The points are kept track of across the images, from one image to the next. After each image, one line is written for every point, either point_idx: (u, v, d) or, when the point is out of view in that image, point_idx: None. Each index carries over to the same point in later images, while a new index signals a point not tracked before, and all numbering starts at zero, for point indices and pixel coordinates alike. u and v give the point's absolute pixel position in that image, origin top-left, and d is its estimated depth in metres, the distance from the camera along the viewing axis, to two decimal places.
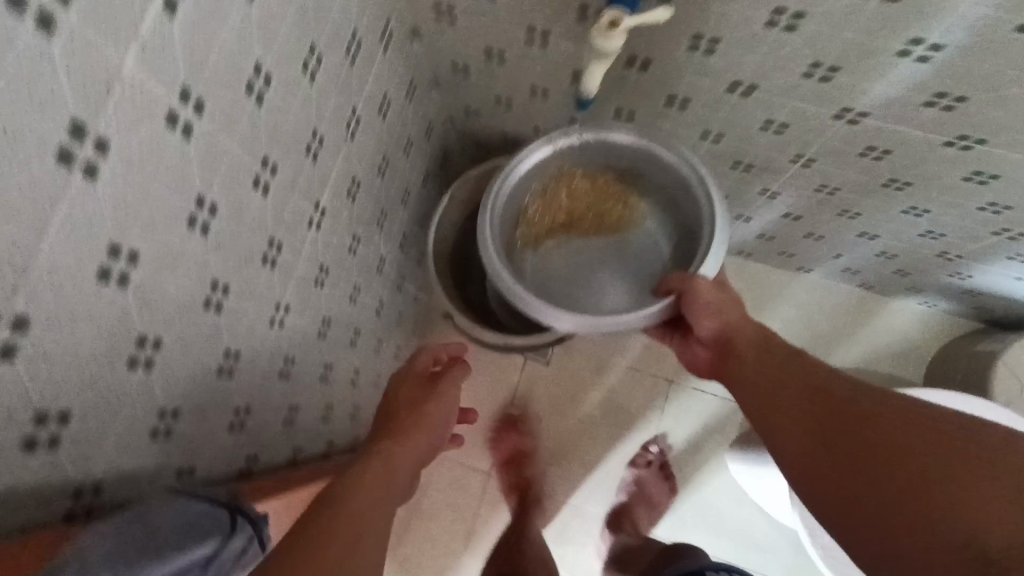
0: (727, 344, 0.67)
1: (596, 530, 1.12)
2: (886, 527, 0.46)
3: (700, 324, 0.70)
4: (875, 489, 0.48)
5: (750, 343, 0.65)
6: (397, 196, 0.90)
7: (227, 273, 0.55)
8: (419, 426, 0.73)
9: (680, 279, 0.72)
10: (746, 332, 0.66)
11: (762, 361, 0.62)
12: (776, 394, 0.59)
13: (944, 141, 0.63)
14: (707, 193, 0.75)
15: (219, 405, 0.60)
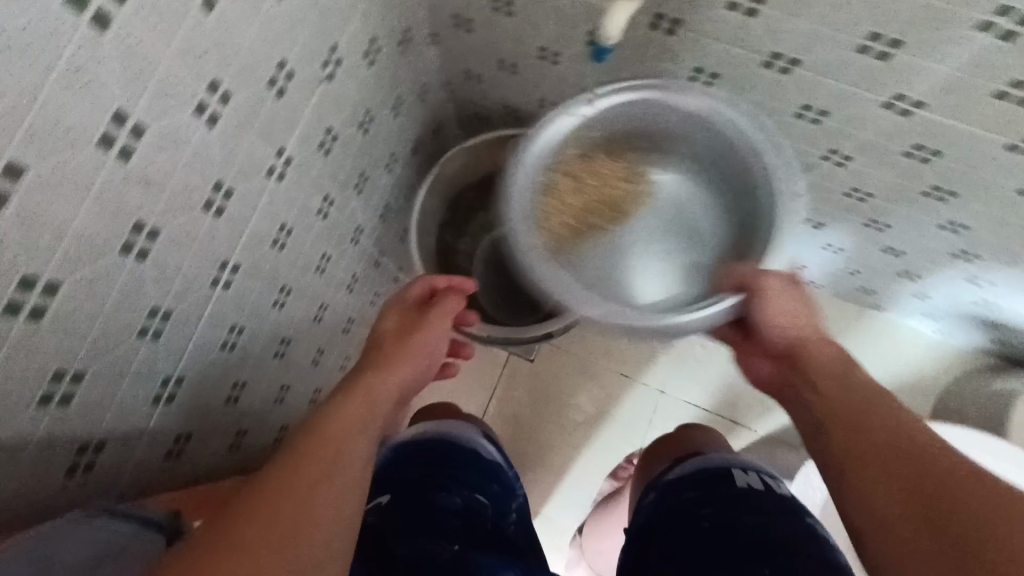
0: (799, 362, 0.60)
1: (568, 543, 1.05)
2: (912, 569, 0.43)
3: (768, 331, 0.63)
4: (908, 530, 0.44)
5: (823, 368, 0.57)
6: (381, 160, 0.81)
7: (156, 216, 0.46)
8: (398, 362, 0.66)
9: (754, 273, 0.65)
10: (826, 355, 0.58)
11: (829, 391, 0.55)
12: (847, 432, 0.51)
13: (1005, 143, 0.55)
14: (766, 171, 0.68)
15: (141, 372, 0.51)
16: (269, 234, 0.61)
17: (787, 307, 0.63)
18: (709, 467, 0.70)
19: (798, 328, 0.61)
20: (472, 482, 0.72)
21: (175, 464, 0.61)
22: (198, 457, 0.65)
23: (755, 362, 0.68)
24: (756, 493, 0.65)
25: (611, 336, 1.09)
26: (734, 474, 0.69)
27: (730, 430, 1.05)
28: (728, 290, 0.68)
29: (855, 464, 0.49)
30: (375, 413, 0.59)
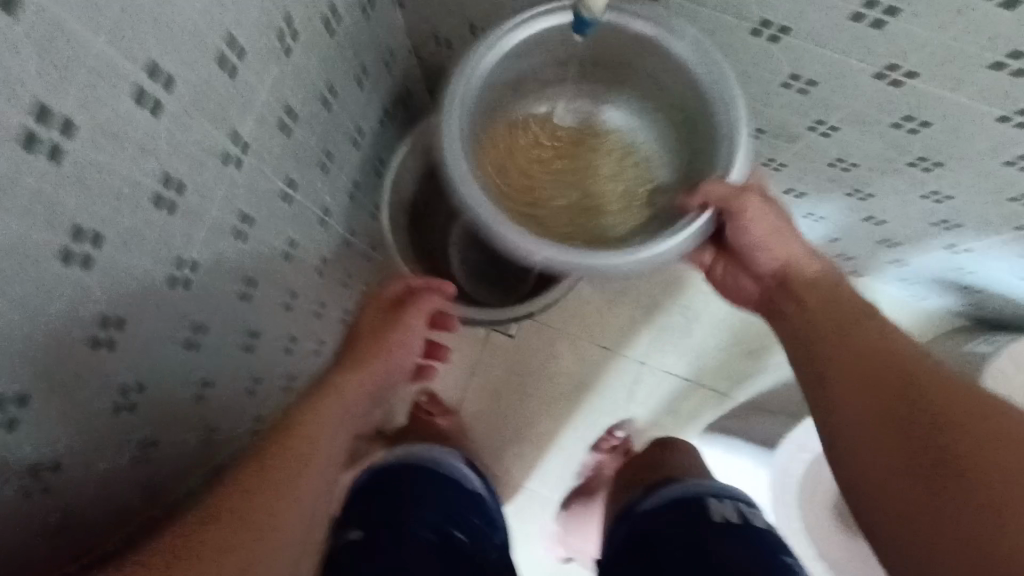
0: (788, 280, 0.63)
1: (550, 514, 1.06)
2: (902, 499, 0.46)
3: (748, 247, 0.64)
4: (895, 452, 0.47)
5: (816, 294, 0.60)
6: (348, 135, 0.76)
7: (97, 217, 0.41)
8: (363, 368, 0.67)
9: (724, 190, 0.61)
10: (817, 270, 0.62)
11: (818, 313, 0.59)
12: (819, 333, 0.58)
13: (998, 116, 0.54)
14: (722, 94, 0.60)
15: (98, 383, 0.48)
16: (229, 225, 0.57)
17: (770, 225, 0.62)
18: (684, 500, 0.73)
19: (779, 247, 0.63)
20: (449, 515, 0.72)
21: (143, 472, 0.58)
22: (170, 461, 0.62)
23: (739, 281, 0.71)
24: (734, 529, 0.68)
25: (592, 307, 1.08)
26: (711, 505, 0.71)
27: (709, 398, 1.06)
28: (694, 209, 0.63)
29: (835, 385, 0.54)
30: (339, 428, 0.60)
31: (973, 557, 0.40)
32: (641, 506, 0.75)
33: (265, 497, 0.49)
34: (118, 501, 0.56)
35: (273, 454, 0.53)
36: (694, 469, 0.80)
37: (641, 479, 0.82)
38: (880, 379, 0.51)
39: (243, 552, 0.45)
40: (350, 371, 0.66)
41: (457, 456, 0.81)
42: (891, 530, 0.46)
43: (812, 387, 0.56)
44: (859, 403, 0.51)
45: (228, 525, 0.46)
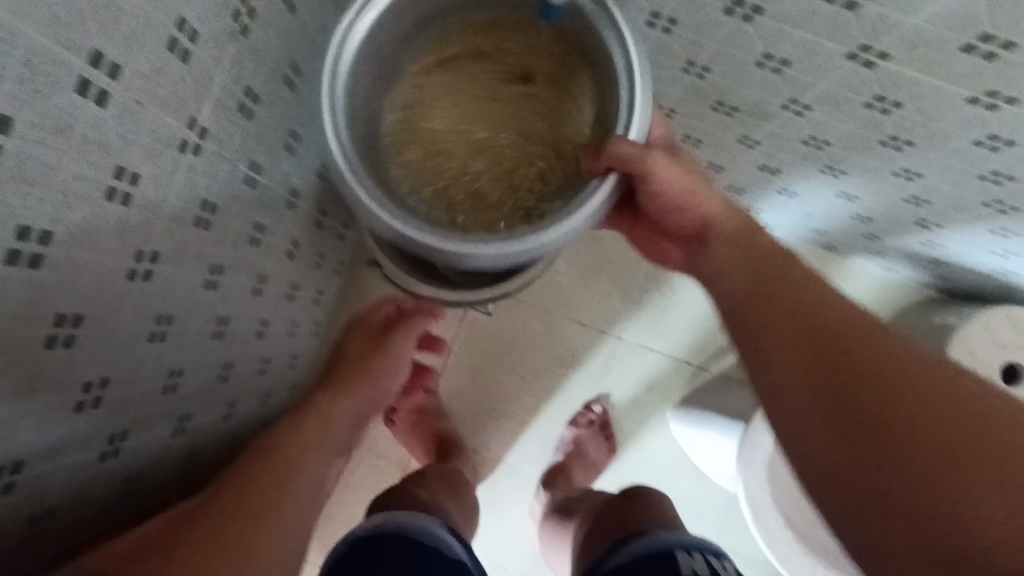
0: (706, 235, 0.63)
1: (531, 488, 1.08)
2: (860, 487, 0.47)
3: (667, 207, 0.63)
4: (851, 437, 0.48)
5: (729, 240, 0.62)
6: (314, 114, 0.74)
7: (46, 214, 0.40)
8: (351, 397, 0.74)
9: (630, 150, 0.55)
10: (727, 219, 0.63)
11: (752, 271, 0.59)
12: (756, 296, 0.57)
13: (968, 97, 0.54)
14: (628, 71, 0.57)
15: (58, 381, 0.47)
16: (191, 213, 0.55)
17: (670, 174, 0.59)
18: (651, 556, 0.67)
19: (699, 204, 0.62)
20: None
21: (114, 464, 0.58)
22: (142, 452, 0.62)
23: (663, 246, 0.70)
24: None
25: (569, 284, 1.08)
26: (679, 558, 0.66)
27: (685, 372, 1.07)
28: (600, 172, 0.57)
29: (780, 344, 0.54)
30: (322, 449, 0.66)
31: (927, 507, 0.44)
32: (609, 563, 0.71)
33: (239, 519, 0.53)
34: (91, 495, 0.56)
35: (261, 475, 0.58)
36: (660, 514, 0.77)
37: (606, 529, 0.78)
38: (816, 341, 0.53)
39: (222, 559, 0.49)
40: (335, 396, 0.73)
41: (438, 520, 0.76)
42: (841, 513, 0.48)
43: (757, 345, 0.56)
44: (804, 367, 0.52)
45: (227, 525, 0.51)
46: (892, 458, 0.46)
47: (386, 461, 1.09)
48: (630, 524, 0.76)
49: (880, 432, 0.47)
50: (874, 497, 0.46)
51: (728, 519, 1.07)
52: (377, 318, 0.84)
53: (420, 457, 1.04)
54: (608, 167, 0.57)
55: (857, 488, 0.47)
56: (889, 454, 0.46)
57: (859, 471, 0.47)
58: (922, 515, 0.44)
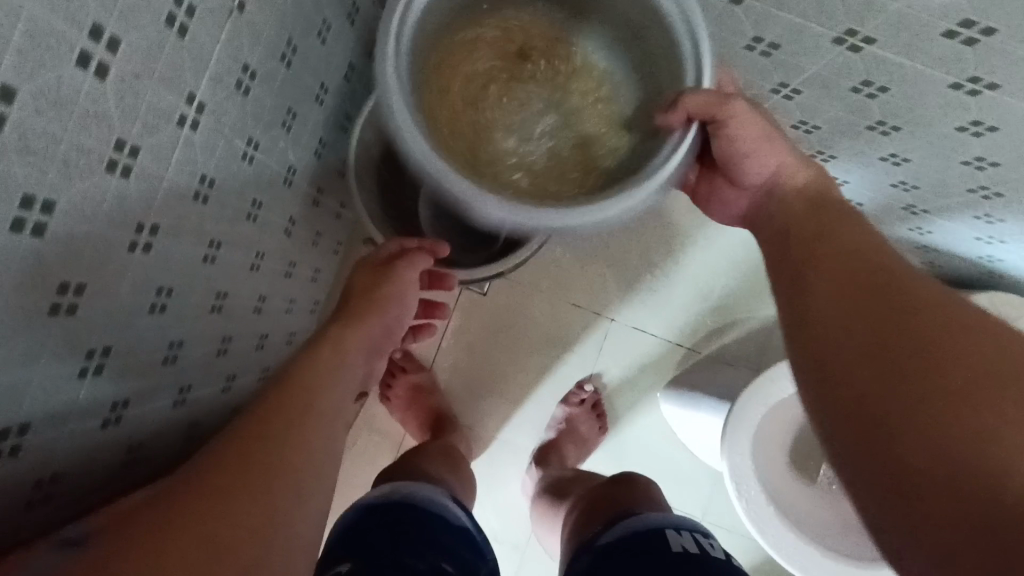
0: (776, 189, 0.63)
1: (522, 465, 1.10)
2: (871, 401, 0.44)
3: (748, 162, 0.64)
4: (876, 353, 0.45)
5: (801, 193, 0.62)
6: (311, 91, 0.75)
7: (48, 185, 0.41)
8: (363, 324, 0.70)
9: (709, 100, 0.58)
10: (810, 184, 0.62)
11: (806, 226, 0.58)
12: (816, 239, 0.57)
13: (951, 83, 0.55)
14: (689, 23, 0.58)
15: (64, 347, 0.48)
16: (189, 188, 0.56)
17: (756, 131, 0.61)
18: (645, 531, 0.69)
19: (773, 156, 0.63)
20: (442, 547, 0.69)
21: (116, 432, 0.60)
22: (143, 422, 0.64)
23: (724, 195, 0.70)
24: (693, 557, 0.65)
25: (564, 265, 1.09)
26: (669, 536, 0.68)
27: (676, 354, 1.09)
28: (679, 125, 0.60)
29: (823, 276, 0.53)
30: (340, 383, 0.60)
31: (948, 447, 0.39)
32: (602, 538, 0.72)
33: (266, 472, 0.46)
34: (95, 461, 0.58)
35: (257, 445, 0.48)
36: (647, 499, 0.78)
37: (601, 511, 0.78)
38: (863, 282, 0.50)
39: (273, 520, 0.44)
40: (341, 328, 0.68)
41: (442, 491, 0.78)
42: (841, 428, 0.45)
43: (799, 275, 0.55)
44: (845, 298, 0.50)
45: (204, 514, 0.41)
46: (921, 390, 0.42)
47: (381, 438, 1.11)
48: (619, 508, 0.77)
49: (909, 367, 0.43)
50: (886, 429, 0.42)
51: (714, 497, 1.09)
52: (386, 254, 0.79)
53: (414, 433, 1.06)
54: (681, 117, 0.59)
55: (874, 424, 0.43)
56: (905, 387, 0.42)
57: (879, 401, 0.43)
58: (945, 463, 0.39)
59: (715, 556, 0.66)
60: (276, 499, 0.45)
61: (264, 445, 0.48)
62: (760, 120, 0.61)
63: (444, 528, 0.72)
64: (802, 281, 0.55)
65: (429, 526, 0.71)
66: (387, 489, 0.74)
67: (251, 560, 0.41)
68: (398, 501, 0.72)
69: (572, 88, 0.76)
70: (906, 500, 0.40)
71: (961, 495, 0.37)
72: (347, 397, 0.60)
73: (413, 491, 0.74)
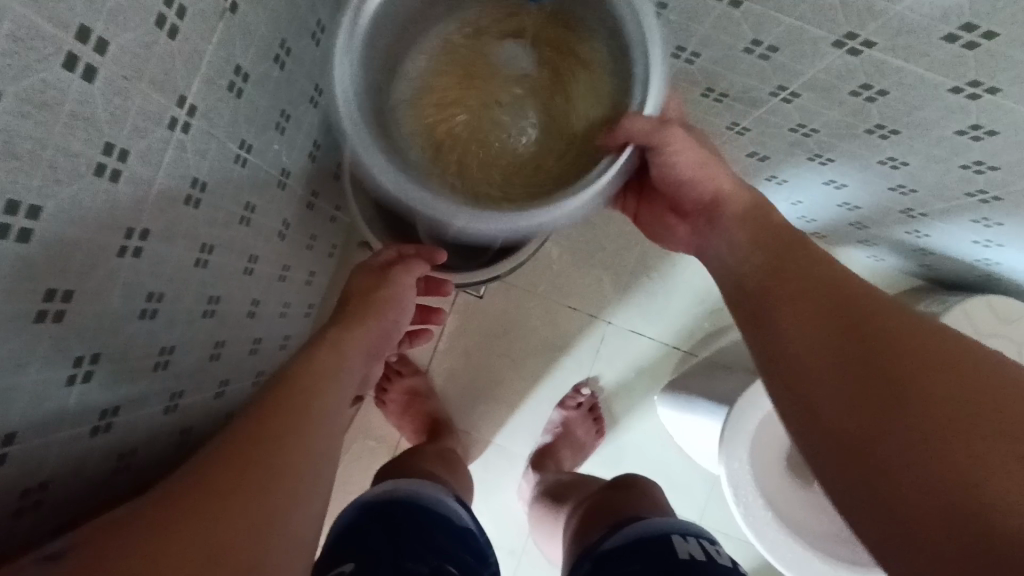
0: (717, 214, 0.62)
1: (519, 469, 1.10)
2: (861, 437, 0.43)
3: (684, 184, 0.63)
4: (859, 387, 0.44)
5: (741, 214, 0.60)
6: (305, 93, 0.74)
7: (35, 189, 0.40)
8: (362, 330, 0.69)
9: (642, 126, 0.58)
10: (745, 205, 0.61)
11: (770, 249, 0.56)
12: (774, 261, 0.55)
13: (951, 87, 0.55)
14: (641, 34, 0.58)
15: (51, 353, 0.47)
16: (180, 191, 0.55)
17: (695, 158, 0.61)
18: (649, 537, 0.67)
19: (714, 179, 0.62)
20: (443, 551, 0.68)
21: (106, 439, 0.59)
22: (134, 429, 0.63)
23: (669, 223, 0.70)
24: (699, 565, 0.63)
25: (560, 268, 1.09)
26: (674, 541, 0.66)
27: (674, 357, 1.09)
28: (614, 146, 0.60)
29: (794, 304, 0.52)
30: (338, 382, 0.60)
31: (940, 468, 0.38)
32: (606, 542, 0.70)
33: (260, 472, 0.46)
34: (85, 469, 0.57)
35: (256, 440, 0.48)
36: (647, 502, 0.77)
37: (600, 517, 0.77)
38: (837, 308, 0.49)
39: (270, 514, 0.44)
40: (341, 330, 0.67)
41: (441, 492, 0.77)
42: (831, 464, 0.44)
43: (767, 302, 0.54)
44: (822, 327, 0.49)
45: (201, 507, 0.41)
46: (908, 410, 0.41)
47: (377, 442, 1.10)
48: (617, 513, 0.76)
49: (890, 384, 0.43)
50: (879, 464, 0.41)
51: (712, 501, 1.09)
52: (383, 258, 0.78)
53: (410, 438, 1.05)
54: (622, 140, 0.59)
55: (866, 459, 0.42)
56: (889, 408, 0.42)
57: (868, 422, 0.43)
58: (940, 498, 0.38)
59: (722, 562, 0.64)
60: (273, 494, 0.45)
61: (264, 441, 0.48)
62: (696, 145, 0.61)
63: (442, 527, 0.71)
64: (770, 308, 0.53)
65: (429, 526, 0.70)
66: (385, 489, 0.74)
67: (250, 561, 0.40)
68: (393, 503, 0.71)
69: (540, 88, 0.74)
70: (906, 530, 0.39)
71: (956, 527, 0.37)
72: (346, 397, 0.60)
73: (409, 493, 0.73)
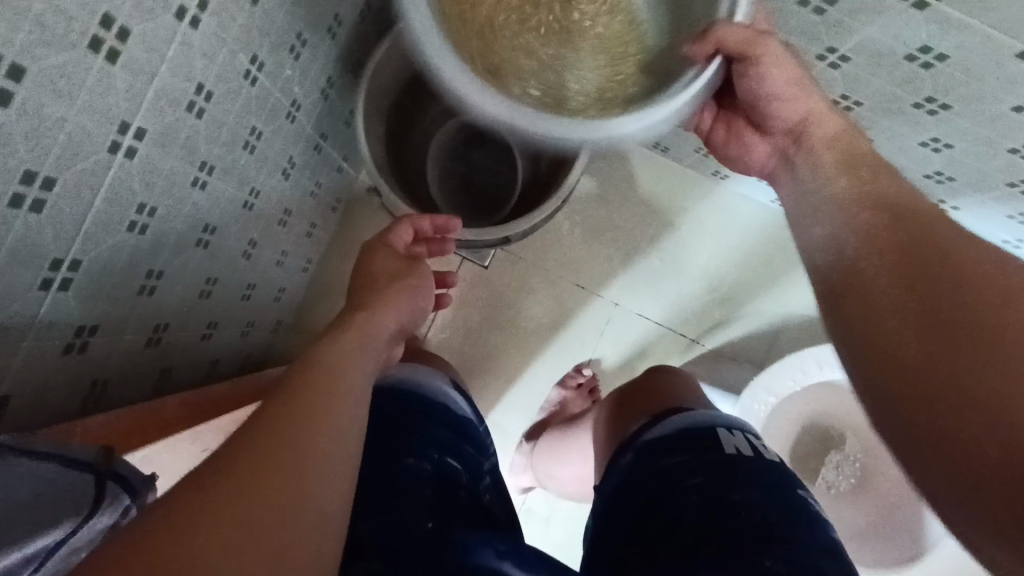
0: (808, 135, 0.55)
1: (512, 447, 1.06)
2: (943, 417, 0.37)
3: (776, 105, 0.56)
4: (954, 358, 0.37)
5: (828, 139, 0.54)
6: (324, 20, 0.69)
7: (18, 46, 0.36)
8: (383, 312, 0.62)
9: (740, 34, 0.51)
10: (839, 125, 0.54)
11: (873, 194, 0.49)
12: (874, 209, 0.48)
13: (1018, 51, 0.51)
14: None
15: (23, 249, 0.43)
16: (183, 94, 0.51)
17: (790, 73, 0.54)
18: (694, 429, 0.61)
19: (806, 99, 0.55)
20: (446, 443, 0.65)
21: (79, 361, 0.54)
22: (110, 355, 0.58)
23: (747, 141, 0.62)
24: (747, 461, 0.57)
25: (570, 243, 1.05)
26: (720, 434, 0.60)
27: (678, 343, 1.05)
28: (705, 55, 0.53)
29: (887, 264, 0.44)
30: (365, 364, 0.53)
31: (1013, 422, 0.34)
32: (646, 435, 0.64)
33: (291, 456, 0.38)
34: (50, 390, 0.52)
35: (278, 420, 0.40)
36: (687, 397, 0.70)
37: (643, 407, 0.71)
38: (934, 266, 0.42)
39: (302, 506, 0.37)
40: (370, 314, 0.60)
41: (446, 382, 0.72)
42: (909, 443, 0.38)
43: (860, 257, 0.46)
44: (916, 291, 0.41)
45: (220, 499, 0.34)
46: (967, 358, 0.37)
47: None
48: (657, 406, 0.69)
49: (952, 340, 0.38)
50: (966, 452, 0.35)
51: None
52: (402, 243, 0.74)
53: None
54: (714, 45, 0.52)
55: (949, 443, 0.36)
56: (961, 372, 0.37)
57: (919, 370, 0.39)
58: None
59: (770, 458, 0.59)
60: (304, 484, 0.38)
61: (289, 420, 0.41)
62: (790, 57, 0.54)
63: (443, 419, 0.67)
64: (868, 262, 0.45)
65: (432, 419, 0.66)
66: (391, 373, 0.68)
67: (282, 546, 0.34)
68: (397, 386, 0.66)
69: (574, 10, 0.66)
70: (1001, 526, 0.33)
71: None
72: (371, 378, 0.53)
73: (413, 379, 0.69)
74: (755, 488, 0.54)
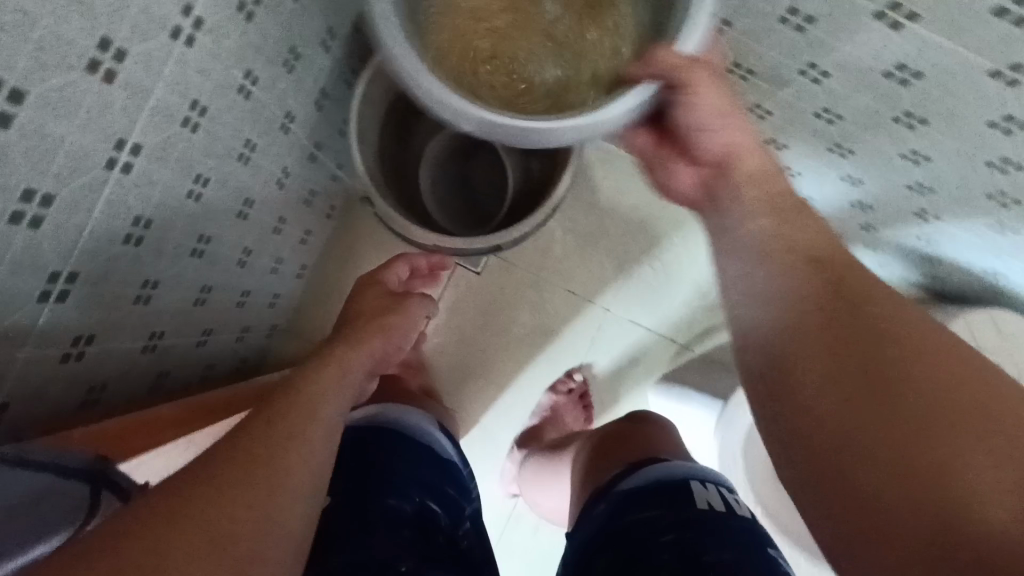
0: (730, 165, 0.55)
1: (504, 452, 1.07)
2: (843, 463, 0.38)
3: (701, 131, 0.55)
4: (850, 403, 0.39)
5: (753, 171, 0.54)
6: (317, 33, 0.71)
7: (18, 71, 0.37)
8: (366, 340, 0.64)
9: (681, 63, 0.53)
10: (757, 161, 0.54)
11: (789, 214, 0.50)
12: (788, 233, 0.49)
13: (991, 70, 0.53)
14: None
15: (22, 262, 0.44)
16: (178, 110, 0.52)
17: (718, 103, 0.53)
18: (665, 484, 0.62)
19: (728, 129, 0.54)
20: (426, 486, 0.66)
21: (75, 369, 0.55)
22: (107, 363, 0.59)
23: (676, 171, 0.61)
24: (718, 516, 0.59)
25: (562, 249, 1.06)
26: (694, 489, 0.62)
27: (668, 350, 1.06)
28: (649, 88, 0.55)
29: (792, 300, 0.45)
30: (344, 385, 0.56)
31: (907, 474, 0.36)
32: (621, 485, 0.65)
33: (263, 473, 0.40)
34: (45, 397, 0.53)
35: (251, 437, 0.42)
36: (665, 444, 0.72)
37: (615, 455, 0.73)
38: (837, 305, 0.43)
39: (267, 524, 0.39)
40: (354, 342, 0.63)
41: (430, 426, 0.74)
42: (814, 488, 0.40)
43: (765, 287, 0.47)
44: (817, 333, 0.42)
45: (191, 510, 0.36)
46: (866, 407, 0.38)
47: None
48: (636, 453, 0.70)
49: (850, 385, 0.39)
50: (868, 498, 0.37)
51: None
52: (386, 276, 0.76)
53: None
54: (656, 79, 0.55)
55: (854, 490, 0.37)
56: (862, 420, 0.38)
57: (817, 414, 0.40)
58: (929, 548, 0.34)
59: (742, 514, 0.61)
60: (270, 501, 0.40)
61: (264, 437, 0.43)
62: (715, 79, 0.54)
63: (426, 465, 0.69)
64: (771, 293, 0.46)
65: (414, 463, 0.68)
66: (369, 416, 0.71)
67: (242, 560, 0.37)
68: (376, 435, 0.68)
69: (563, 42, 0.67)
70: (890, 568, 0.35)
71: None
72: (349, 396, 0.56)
73: (394, 424, 0.71)
74: (721, 548, 0.56)
